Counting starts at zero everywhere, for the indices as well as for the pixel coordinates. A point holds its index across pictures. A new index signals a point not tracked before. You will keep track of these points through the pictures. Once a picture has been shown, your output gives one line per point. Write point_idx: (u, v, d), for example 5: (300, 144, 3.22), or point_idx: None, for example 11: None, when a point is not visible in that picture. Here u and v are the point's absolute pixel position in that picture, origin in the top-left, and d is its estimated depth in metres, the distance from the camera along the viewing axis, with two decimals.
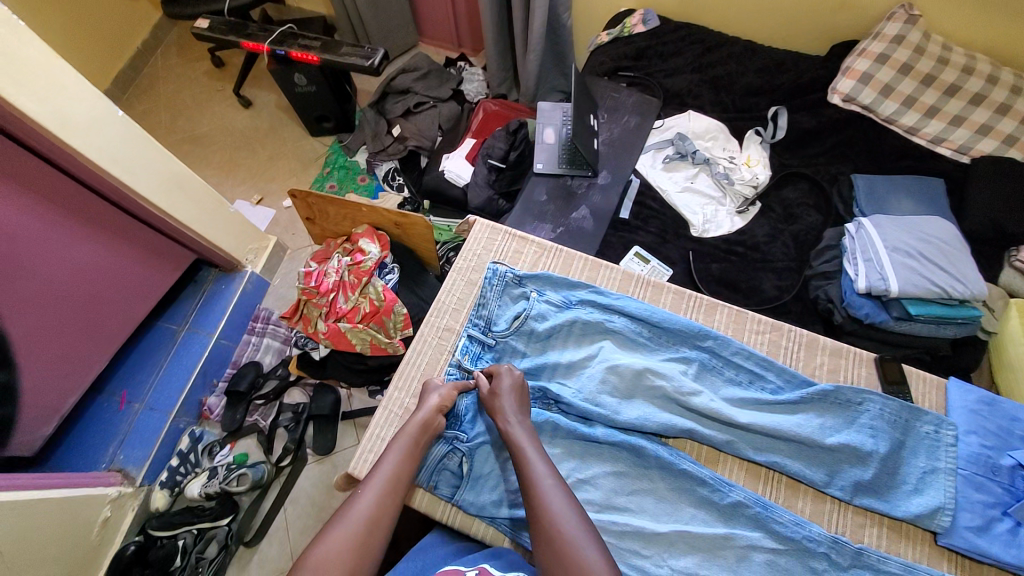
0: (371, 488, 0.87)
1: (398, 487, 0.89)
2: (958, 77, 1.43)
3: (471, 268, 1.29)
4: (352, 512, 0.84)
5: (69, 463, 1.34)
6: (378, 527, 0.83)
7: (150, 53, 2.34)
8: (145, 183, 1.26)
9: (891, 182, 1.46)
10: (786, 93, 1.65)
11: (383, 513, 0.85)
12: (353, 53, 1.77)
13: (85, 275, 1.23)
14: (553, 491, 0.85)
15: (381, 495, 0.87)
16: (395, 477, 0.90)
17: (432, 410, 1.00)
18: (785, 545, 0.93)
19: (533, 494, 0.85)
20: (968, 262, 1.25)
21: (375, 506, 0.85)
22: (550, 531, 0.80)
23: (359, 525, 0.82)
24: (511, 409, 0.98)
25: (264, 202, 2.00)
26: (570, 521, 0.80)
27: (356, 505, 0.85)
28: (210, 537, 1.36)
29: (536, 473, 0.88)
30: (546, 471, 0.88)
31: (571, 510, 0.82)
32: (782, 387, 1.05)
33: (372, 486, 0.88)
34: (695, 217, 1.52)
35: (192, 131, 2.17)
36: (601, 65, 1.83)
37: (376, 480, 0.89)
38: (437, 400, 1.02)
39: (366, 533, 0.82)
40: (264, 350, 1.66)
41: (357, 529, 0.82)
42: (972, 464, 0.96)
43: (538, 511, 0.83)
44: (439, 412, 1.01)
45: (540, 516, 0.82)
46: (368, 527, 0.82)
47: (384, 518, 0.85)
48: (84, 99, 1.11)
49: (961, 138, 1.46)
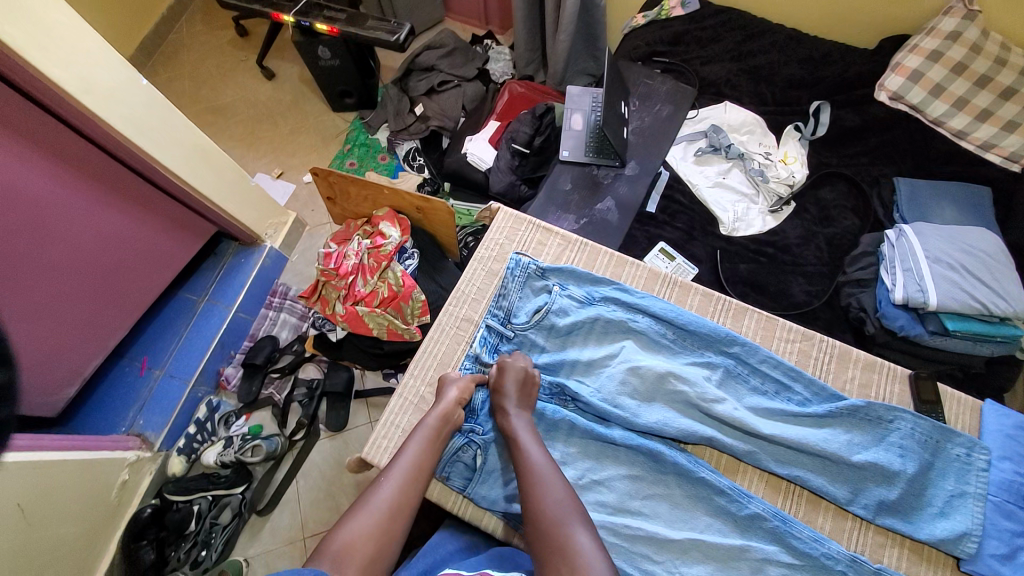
0: (393, 477, 0.87)
1: (420, 477, 0.89)
2: (1015, 80, 1.34)
3: (492, 257, 1.27)
4: (375, 499, 0.83)
5: (92, 424, 1.38)
6: (401, 515, 0.83)
7: (175, 20, 2.31)
8: (169, 153, 1.24)
9: (936, 188, 1.38)
10: (830, 87, 1.56)
11: (405, 501, 0.85)
12: (378, 27, 1.71)
13: (108, 242, 1.23)
14: (548, 486, 0.85)
15: (404, 483, 0.87)
16: (417, 467, 0.90)
17: (452, 402, 1.00)
18: (801, 561, 0.91)
19: (529, 487, 0.86)
20: (1014, 278, 1.19)
21: (397, 494, 0.85)
22: (543, 524, 0.80)
23: (382, 512, 0.82)
24: (512, 402, 0.99)
25: (284, 177, 1.98)
26: (564, 516, 0.80)
27: (379, 493, 0.84)
28: (224, 504, 1.39)
29: (533, 467, 0.88)
30: (543, 464, 0.89)
31: (566, 505, 0.82)
32: (809, 399, 1.01)
33: (395, 475, 0.87)
34: (725, 214, 1.47)
35: (215, 101, 2.15)
36: (635, 50, 1.75)
37: (397, 469, 0.89)
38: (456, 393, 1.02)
39: (389, 521, 0.81)
40: (281, 325, 1.67)
41: (381, 516, 0.81)
42: (1004, 492, 0.92)
43: (533, 504, 0.83)
44: (459, 404, 1.01)
45: (534, 509, 0.82)
46: (390, 514, 0.82)
47: (406, 506, 0.84)
48: (108, 67, 1.08)
49: (1012, 146, 1.37)
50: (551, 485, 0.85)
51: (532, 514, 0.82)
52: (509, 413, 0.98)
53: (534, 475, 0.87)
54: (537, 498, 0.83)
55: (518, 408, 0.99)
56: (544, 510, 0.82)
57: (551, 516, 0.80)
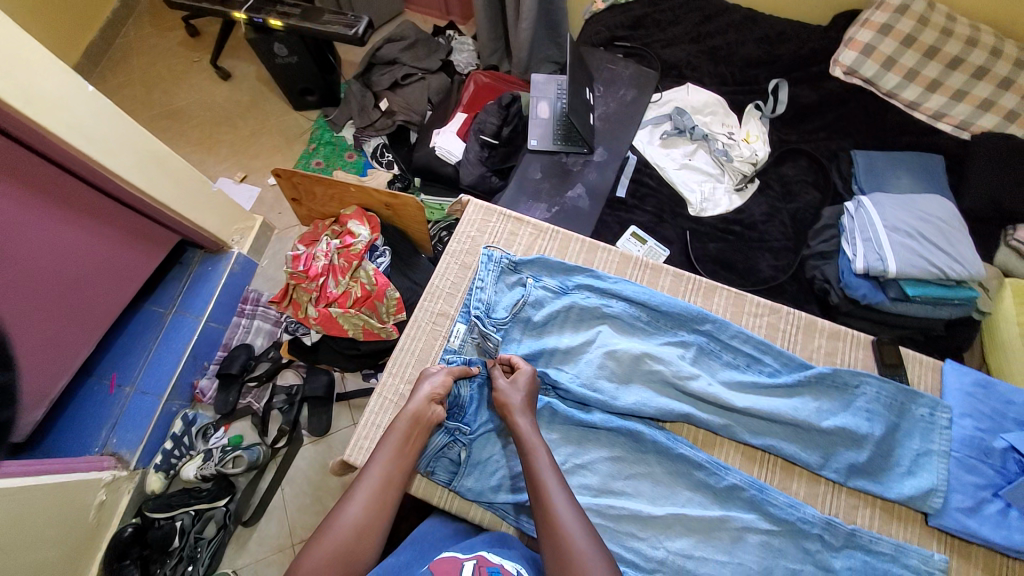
0: (362, 492, 0.84)
1: (390, 489, 0.86)
2: (961, 50, 1.39)
3: (465, 250, 1.26)
4: (341, 519, 0.81)
5: (62, 445, 1.32)
6: (369, 534, 0.81)
7: (121, 22, 2.21)
8: (123, 161, 1.19)
9: (892, 159, 1.43)
10: (787, 65, 1.59)
11: (373, 519, 0.82)
12: (335, 21, 1.67)
13: (65, 258, 1.18)
14: (562, 502, 0.80)
15: (371, 499, 0.84)
16: (387, 478, 0.87)
17: (423, 401, 0.96)
18: (779, 527, 0.94)
19: (542, 501, 0.81)
20: (967, 242, 1.24)
21: (365, 511, 0.82)
22: (559, 544, 0.75)
23: (347, 533, 0.79)
24: (521, 407, 0.94)
25: (247, 180, 1.92)
26: (580, 534, 0.76)
27: (345, 511, 0.82)
28: (208, 517, 1.37)
29: (545, 480, 0.83)
30: (555, 478, 0.84)
31: (580, 522, 0.78)
32: (780, 370, 1.05)
33: (363, 490, 0.84)
34: (692, 196, 1.49)
35: (169, 106, 2.07)
36: (596, 35, 1.74)
37: (366, 482, 0.85)
38: (429, 390, 0.98)
39: (354, 542, 0.79)
40: (255, 332, 1.63)
41: (346, 538, 0.79)
42: (965, 446, 0.97)
43: (548, 521, 0.78)
44: (431, 402, 0.96)
45: (550, 526, 0.78)
46: (355, 535, 0.80)
47: (375, 524, 0.82)
48: (49, 73, 1.03)
49: (962, 113, 1.43)
50: (565, 500, 0.81)
51: (547, 530, 0.78)
52: (520, 418, 0.92)
53: (546, 490, 0.82)
54: (551, 514, 0.79)
55: (526, 414, 0.94)
56: (560, 527, 0.77)
57: (567, 535, 0.76)
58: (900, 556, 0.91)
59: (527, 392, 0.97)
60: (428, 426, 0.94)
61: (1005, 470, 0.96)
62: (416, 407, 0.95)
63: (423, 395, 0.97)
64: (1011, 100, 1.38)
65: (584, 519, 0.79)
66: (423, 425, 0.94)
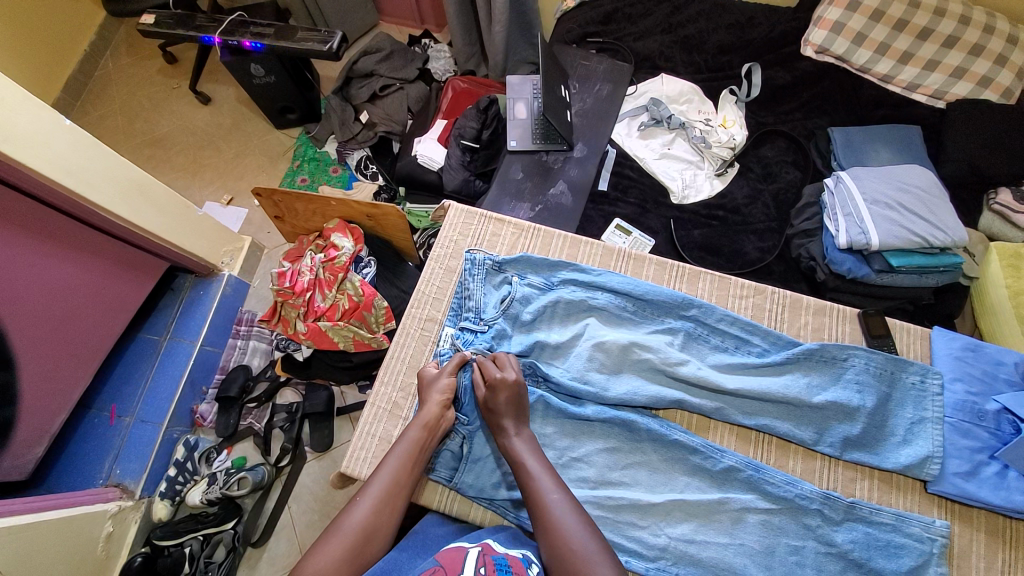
0: (369, 496, 0.87)
1: (398, 496, 0.89)
2: (930, 20, 1.39)
3: (448, 254, 1.26)
4: (349, 521, 0.84)
5: (67, 479, 1.32)
6: (375, 538, 0.84)
7: (99, 55, 2.22)
8: (106, 194, 1.19)
9: (869, 133, 1.44)
10: (759, 49, 1.60)
11: (379, 522, 0.85)
12: (309, 37, 1.68)
13: (56, 292, 1.18)
14: (559, 503, 0.84)
15: (379, 504, 0.86)
16: (395, 484, 0.89)
17: (437, 410, 0.98)
18: (778, 505, 0.95)
19: (539, 505, 0.84)
20: (947, 208, 1.25)
21: (372, 515, 0.85)
22: (560, 549, 0.79)
23: (355, 536, 0.83)
24: (506, 413, 0.96)
25: (234, 202, 1.93)
26: (577, 533, 0.80)
27: (353, 515, 0.85)
28: (217, 541, 1.36)
29: (539, 483, 0.87)
30: (548, 477, 0.88)
31: (577, 521, 0.82)
32: (768, 349, 1.06)
33: (372, 493, 0.88)
34: (674, 184, 1.50)
35: (152, 134, 2.08)
36: (569, 32, 1.74)
37: (375, 486, 0.88)
38: (440, 398, 0.99)
39: (363, 544, 0.83)
40: (251, 353, 1.64)
41: (354, 540, 0.82)
42: (958, 411, 0.97)
43: (544, 521, 0.82)
44: (444, 409, 0.99)
45: (550, 526, 0.81)
46: (361, 538, 0.83)
47: (382, 528, 0.85)
48: (25, 110, 1.02)
49: (936, 83, 1.44)
50: (561, 501, 0.84)
51: (544, 532, 0.82)
52: (507, 426, 0.95)
53: (539, 491, 0.86)
54: (546, 515, 0.83)
55: (514, 419, 0.96)
56: (558, 528, 0.81)
57: (566, 536, 0.80)
58: (901, 525, 0.92)
59: (510, 398, 0.97)
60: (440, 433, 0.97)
61: (1000, 432, 0.96)
62: (429, 415, 0.97)
63: (435, 402, 0.98)
64: (983, 66, 1.39)
65: (583, 515, 0.83)
66: (436, 432, 0.97)
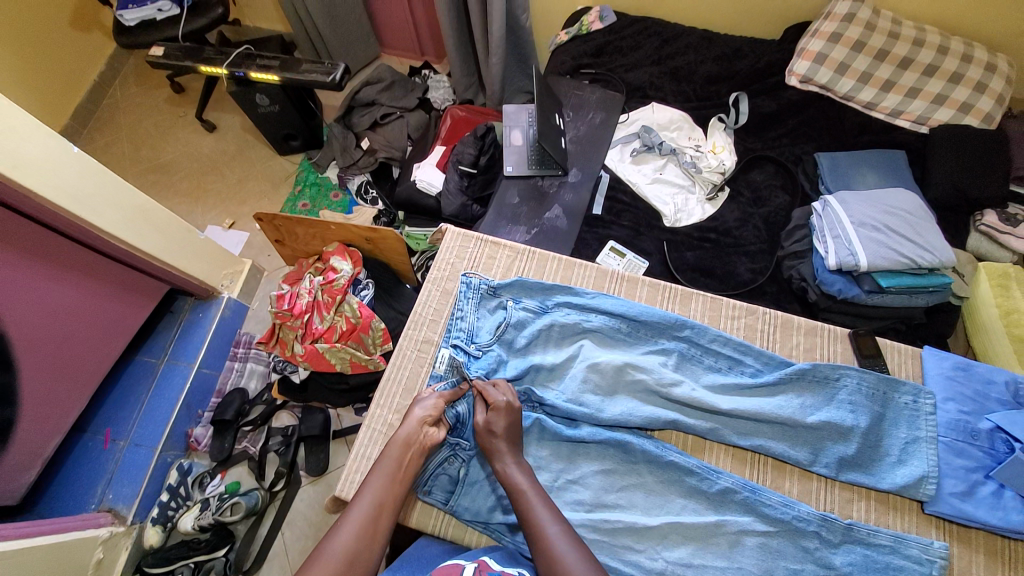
0: (352, 520, 0.85)
1: (382, 518, 0.87)
2: (909, 51, 1.46)
3: (445, 276, 1.29)
4: (331, 547, 0.81)
5: (58, 505, 1.31)
6: (357, 565, 0.80)
7: (109, 85, 2.29)
8: (111, 219, 1.21)
9: (854, 158, 1.48)
10: (746, 78, 1.66)
11: (362, 548, 0.82)
12: (313, 69, 1.74)
13: (57, 314, 1.20)
14: (558, 534, 0.83)
15: (361, 528, 0.84)
16: (377, 508, 0.87)
17: (415, 424, 0.97)
18: (775, 527, 0.94)
19: (539, 538, 0.83)
20: (933, 231, 1.28)
21: (354, 541, 0.82)
22: None
23: (338, 561, 0.80)
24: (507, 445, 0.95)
25: (236, 226, 1.97)
26: (577, 565, 0.78)
27: (335, 540, 0.82)
28: (207, 569, 1.34)
29: (540, 518, 0.85)
30: (548, 510, 0.87)
31: (578, 554, 0.80)
32: (761, 369, 1.07)
33: (353, 520, 0.85)
34: (666, 208, 1.53)
35: (157, 160, 2.13)
36: (563, 64, 1.82)
37: (357, 511, 0.86)
38: (420, 414, 0.98)
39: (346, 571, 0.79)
40: (248, 375, 1.64)
41: (338, 565, 0.79)
42: (951, 430, 0.98)
43: (547, 556, 0.80)
44: (423, 425, 0.97)
45: (550, 559, 0.80)
46: (346, 563, 0.80)
47: (364, 555, 0.82)
48: (34, 139, 1.05)
49: (918, 109, 1.49)
50: (559, 531, 0.83)
51: (547, 566, 0.80)
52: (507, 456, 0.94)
53: (543, 527, 0.84)
54: (547, 547, 0.81)
55: (513, 450, 0.95)
56: (559, 561, 0.79)
57: (562, 566, 0.79)
58: (899, 547, 0.91)
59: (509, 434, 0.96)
60: (420, 448, 0.95)
61: (994, 451, 0.96)
62: (409, 431, 0.96)
63: (416, 417, 0.98)
64: (963, 93, 1.44)
65: (583, 549, 0.82)
66: (416, 447, 0.95)
